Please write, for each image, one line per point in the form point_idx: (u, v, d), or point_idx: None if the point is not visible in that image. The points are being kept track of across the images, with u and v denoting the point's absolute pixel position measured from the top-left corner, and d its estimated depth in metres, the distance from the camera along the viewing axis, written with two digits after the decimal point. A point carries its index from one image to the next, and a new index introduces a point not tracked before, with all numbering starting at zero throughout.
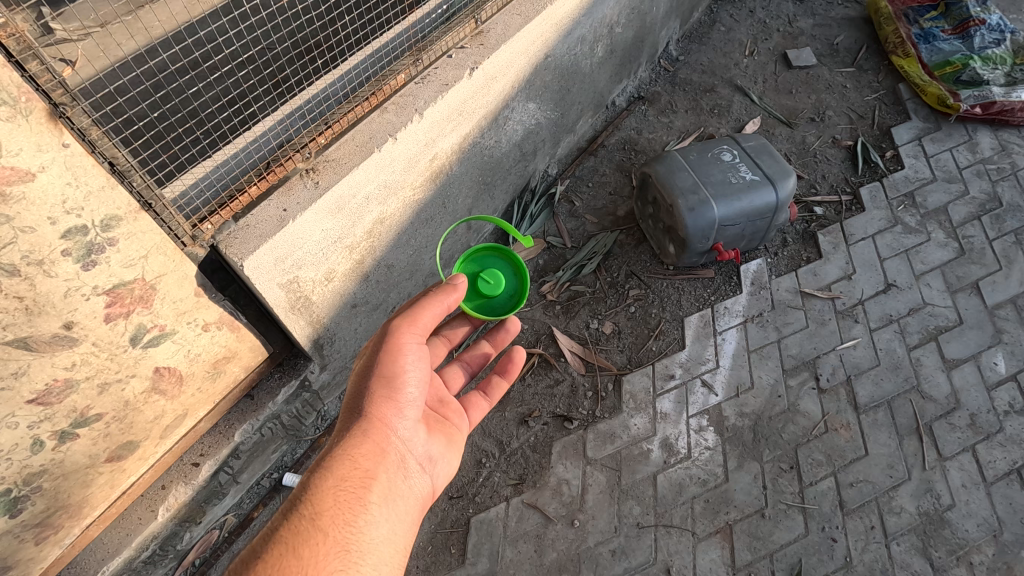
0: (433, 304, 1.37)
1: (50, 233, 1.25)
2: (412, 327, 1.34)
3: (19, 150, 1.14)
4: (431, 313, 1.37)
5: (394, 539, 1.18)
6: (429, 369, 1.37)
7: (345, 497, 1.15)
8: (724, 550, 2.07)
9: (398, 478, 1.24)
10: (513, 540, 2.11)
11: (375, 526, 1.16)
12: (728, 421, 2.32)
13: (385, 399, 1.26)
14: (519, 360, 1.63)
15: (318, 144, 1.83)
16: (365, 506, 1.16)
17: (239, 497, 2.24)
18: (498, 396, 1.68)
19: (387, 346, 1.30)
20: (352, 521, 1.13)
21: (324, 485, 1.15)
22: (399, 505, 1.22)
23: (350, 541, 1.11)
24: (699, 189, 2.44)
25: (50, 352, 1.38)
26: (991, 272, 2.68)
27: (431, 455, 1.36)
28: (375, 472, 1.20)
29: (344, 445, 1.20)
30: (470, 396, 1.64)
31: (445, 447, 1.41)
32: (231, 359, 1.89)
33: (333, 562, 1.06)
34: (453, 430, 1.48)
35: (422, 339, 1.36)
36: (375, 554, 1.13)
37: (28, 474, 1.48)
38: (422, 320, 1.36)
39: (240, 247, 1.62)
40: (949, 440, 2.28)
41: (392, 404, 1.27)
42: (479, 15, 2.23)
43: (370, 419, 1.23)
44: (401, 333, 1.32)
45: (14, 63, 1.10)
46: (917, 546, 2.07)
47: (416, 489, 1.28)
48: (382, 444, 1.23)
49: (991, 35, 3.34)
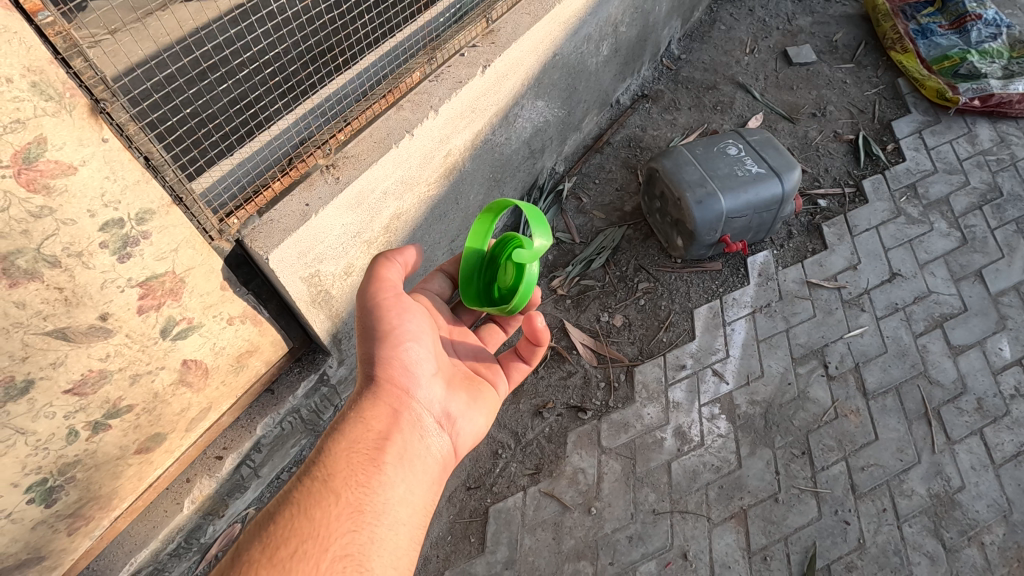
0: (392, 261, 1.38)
1: (89, 225, 1.30)
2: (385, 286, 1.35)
3: (63, 144, 1.19)
4: (395, 269, 1.38)
5: (411, 499, 1.21)
6: (426, 326, 1.42)
7: (358, 459, 1.19)
8: (739, 535, 2.11)
9: (412, 439, 1.28)
10: (532, 528, 2.15)
11: (390, 486, 1.18)
12: (740, 409, 2.36)
13: (391, 361, 1.31)
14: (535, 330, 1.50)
15: (338, 140, 1.87)
16: (378, 467, 1.19)
17: (260, 491, 2.27)
18: (534, 358, 1.63)
19: (374, 306, 1.33)
20: (365, 483, 1.16)
21: (336, 448, 1.19)
22: (415, 466, 1.25)
23: (363, 502, 1.13)
24: (707, 181, 2.49)
25: (85, 343, 1.41)
26: (993, 260, 2.73)
27: (448, 414, 1.39)
28: (387, 433, 1.24)
29: (355, 409, 1.25)
30: (507, 359, 1.65)
31: (465, 405, 1.44)
32: (253, 353, 1.92)
33: (345, 523, 1.09)
34: (478, 389, 1.50)
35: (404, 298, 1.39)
36: (391, 515, 1.15)
37: (63, 464, 1.52)
38: (389, 276, 1.37)
39: (265, 241, 1.66)
40: (957, 423, 2.32)
41: (398, 366, 1.32)
42: (490, 15, 2.28)
43: (378, 382, 1.29)
44: (378, 293, 1.34)
45: (60, 60, 1.15)
46: (929, 528, 2.11)
47: (432, 449, 1.32)
48: (391, 405, 1.28)
49: (988, 29, 3.41)
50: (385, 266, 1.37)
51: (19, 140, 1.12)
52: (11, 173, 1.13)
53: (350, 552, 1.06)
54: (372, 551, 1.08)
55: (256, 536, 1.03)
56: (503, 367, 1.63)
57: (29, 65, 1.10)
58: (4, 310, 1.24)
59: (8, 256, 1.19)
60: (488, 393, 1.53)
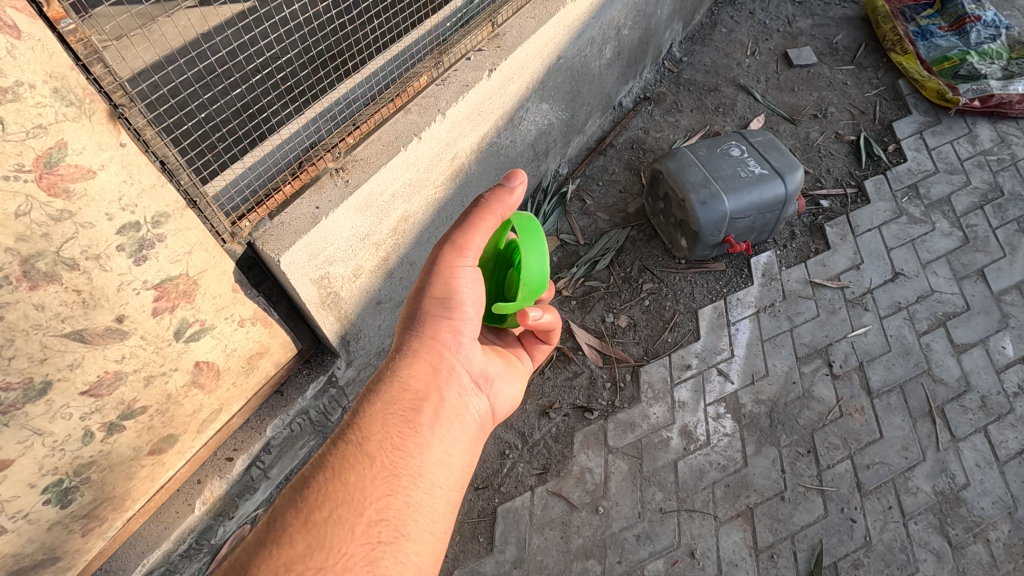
0: (473, 227, 1.30)
1: (107, 228, 1.32)
2: (461, 253, 1.29)
3: (83, 148, 1.22)
4: (478, 238, 1.31)
5: (449, 460, 1.21)
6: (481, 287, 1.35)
7: (395, 420, 1.18)
8: (746, 533, 2.12)
9: (449, 398, 1.26)
10: (540, 527, 2.16)
11: (427, 448, 1.18)
12: (746, 408, 2.37)
13: (434, 320, 1.28)
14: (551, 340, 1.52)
15: (347, 144, 1.89)
16: (415, 429, 1.18)
17: (270, 492, 2.28)
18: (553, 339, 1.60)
19: (438, 269, 1.28)
20: (400, 446, 1.16)
21: (373, 409, 1.19)
22: (452, 426, 1.24)
23: (399, 466, 1.13)
24: (710, 182, 2.51)
25: (102, 345, 1.43)
26: (995, 259, 2.75)
27: (487, 374, 1.38)
28: (423, 394, 1.23)
29: (392, 369, 1.25)
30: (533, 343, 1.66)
31: (502, 367, 1.44)
32: (264, 355, 1.94)
33: (381, 487, 1.10)
34: (510, 358, 1.54)
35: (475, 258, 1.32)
36: (429, 477, 1.16)
37: (79, 465, 1.54)
38: (472, 243, 1.30)
39: (277, 243, 1.68)
40: (961, 421, 2.34)
41: (440, 326, 1.29)
42: (496, 19, 2.30)
43: (418, 341, 1.27)
44: (451, 256, 1.28)
45: (81, 66, 1.17)
46: (935, 525, 2.12)
47: (471, 409, 1.31)
48: (430, 364, 1.26)
49: (987, 31, 3.44)
50: (468, 228, 1.30)
51: (41, 145, 1.14)
52: (34, 177, 1.15)
53: (385, 517, 1.07)
54: (408, 516, 1.09)
55: (293, 500, 1.05)
56: (526, 347, 1.66)
57: (52, 72, 1.12)
58: (25, 311, 1.26)
59: (29, 258, 1.21)
60: (519, 363, 1.57)
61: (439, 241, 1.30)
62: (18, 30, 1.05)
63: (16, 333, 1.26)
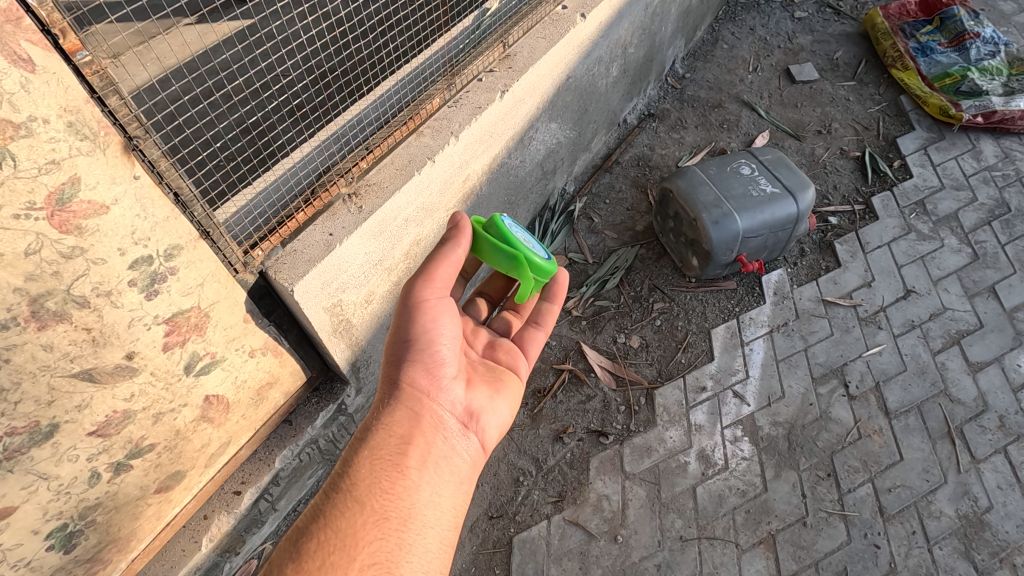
0: (444, 260, 1.37)
1: (119, 264, 1.26)
2: (433, 288, 1.36)
3: (96, 183, 1.17)
4: (449, 266, 1.38)
5: (439, 501, 1.22)
6: (455, 318, 1.40)
7: (382, 465, 1.20)
8: (768, 561, 2.08)
9: (435, 441, 1.29)
10: (558, 558, 2.10)
11: (416, 490, 1.20)
12: (763, 431, 2.34)
13: (410, 365, 1.32)
14: (561, 298, 1.76)
15: (360, 168, 1.85)
16: (403, 472, 1.20)
17: (277, 524, 2.21)
18: (551, 323, 1.75)
19: (410, 306, 1.34)
20: (390, 490, 1.17)
21: (360, 457, 1.20)
22: (440, 468, 1.26)
23: (389, 509, 1.15)
24: (722, 202, 2.48)
25: (111, 383, 1.37)
26: (1005, 276, 2.74)
27: (471, 410, 1.40)
28: (410, 437, 1.25)
29: (377, 417, 1.27)
30: (526, 333, 1.71)
31: (488, 400, 1.45)
32: (273, 385, 1.88)
33: (372, 531, 1.11)
34: (501, 381, 1.52)
35: (445, 292, 1.39)
36: (420, 518, 1.17)
37: (84, 508, 1.47)
38: (440, 274, 1.36)
39: (290, 272, 1.63)
40: (981, 442, 2.31)
41: (420, 366, 1.32)
42: (507, 40, 2.28)
43: (399, 387, 1.30)
44: (422, 290, 1.35)
45: (96, 98, 1.13)
46: (960, 549, 2.10)
47: (458, 450, 1.33)
48: (412, 410, 1.29)
49: (986, 47, 3.49)
50: (438, 263, 1.37)
51: (53, 181, 1.09)
52: (45, 215, 1.10)
53: (378, 560, 1.08)
54: (401, 558, 1.10)
55: (289, 553, 1.04)
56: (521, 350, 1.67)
57: (66, 105, 1.08)
58: (32, 353, 1.20)
59: (38, 298, 1.16)
60: (511, 381, 1.56)
61: (411, 280, 1.37)
62: (33, 63, 1.01)
63: (23, 376, 1.20)
